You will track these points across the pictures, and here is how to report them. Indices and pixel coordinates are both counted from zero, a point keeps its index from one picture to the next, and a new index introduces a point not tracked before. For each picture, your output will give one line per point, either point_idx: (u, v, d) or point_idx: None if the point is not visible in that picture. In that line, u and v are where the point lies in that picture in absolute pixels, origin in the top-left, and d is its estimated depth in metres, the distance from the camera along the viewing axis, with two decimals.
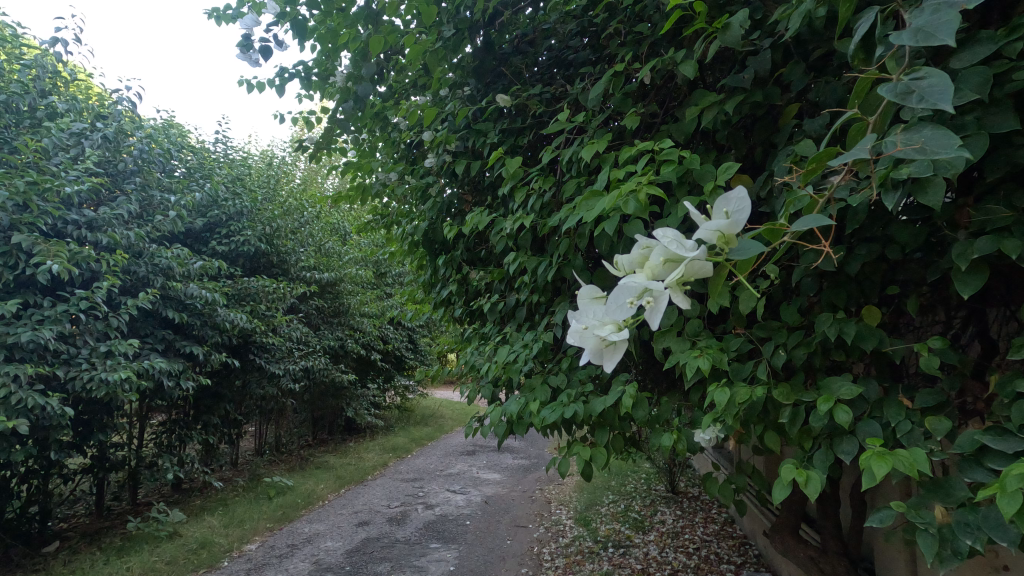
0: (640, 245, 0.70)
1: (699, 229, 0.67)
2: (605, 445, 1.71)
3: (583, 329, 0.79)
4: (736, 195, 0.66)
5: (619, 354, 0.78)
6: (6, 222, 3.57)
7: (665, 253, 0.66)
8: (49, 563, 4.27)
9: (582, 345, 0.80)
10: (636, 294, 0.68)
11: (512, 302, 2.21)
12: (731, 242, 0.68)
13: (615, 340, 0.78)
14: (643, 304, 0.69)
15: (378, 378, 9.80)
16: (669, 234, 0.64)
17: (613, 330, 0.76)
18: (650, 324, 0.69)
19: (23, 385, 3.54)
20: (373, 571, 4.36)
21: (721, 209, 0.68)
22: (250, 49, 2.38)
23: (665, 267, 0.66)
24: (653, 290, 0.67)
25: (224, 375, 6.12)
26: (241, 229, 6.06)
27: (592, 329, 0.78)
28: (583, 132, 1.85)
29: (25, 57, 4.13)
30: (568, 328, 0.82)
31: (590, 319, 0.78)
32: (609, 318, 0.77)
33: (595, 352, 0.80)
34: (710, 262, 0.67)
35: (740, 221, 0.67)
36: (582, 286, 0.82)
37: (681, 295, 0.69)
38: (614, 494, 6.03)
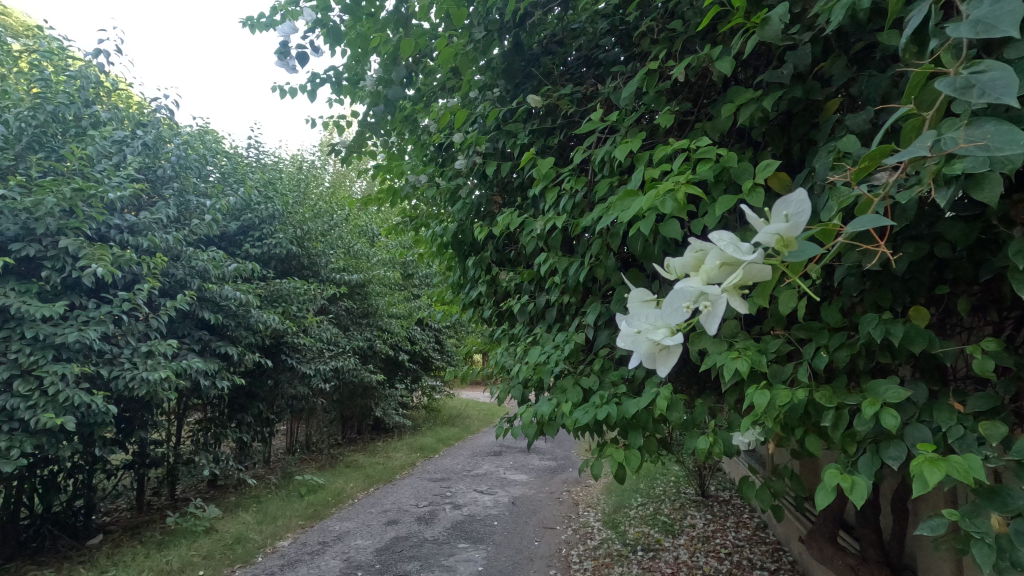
0: (693, 249, 0.70)
1: (758, 232, 0.67)
2: (639, 447, 1.69)
3: (635, 333, 0.78)
4: (795, 198, 0.65)
5: (673, 358, 0.77)
6: (54, 228, 3.72)
7: (721, 256, 0.65)
8: (94, 555, 4.43)
9: (635, 349, 0.80)
10: (692, 298, 0.67)
11: (541, 302, 2.21)
12: (791, 245, 0.66)
13: (669, 344, 0.77)
14: (699, 309, 0.68)
15: (406, 379, 9.89)
16: (725, 238, 0.65)
17: (667, 335, 0.75)
18: (706, 329, 0.68)
19: (69, 383, 3.69)
20: (403, 570, 4.39)
21: (780, 213, 0.67)
22: (287, 56, 2.43)
23: (721, 271, 0.65)
24: (710, 295, 0.65)
25: (257, 375, 6.27)
26: (274, 232, 6.20)
27: (645, 332, 0.77)
28: (614, 131, 1.84)
29: (71, 69, 4.29)
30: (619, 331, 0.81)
31: (643, 323, 0.78)
32: (662, 321, 0.76)
33: (647, 357, 0.80)
34: (769, 265, 0.66)
35: (799, 224, 0.66)
36: (632, 289, 0.82)
37: (739, 300, 0.68)
38: (643, 497, 5.97)
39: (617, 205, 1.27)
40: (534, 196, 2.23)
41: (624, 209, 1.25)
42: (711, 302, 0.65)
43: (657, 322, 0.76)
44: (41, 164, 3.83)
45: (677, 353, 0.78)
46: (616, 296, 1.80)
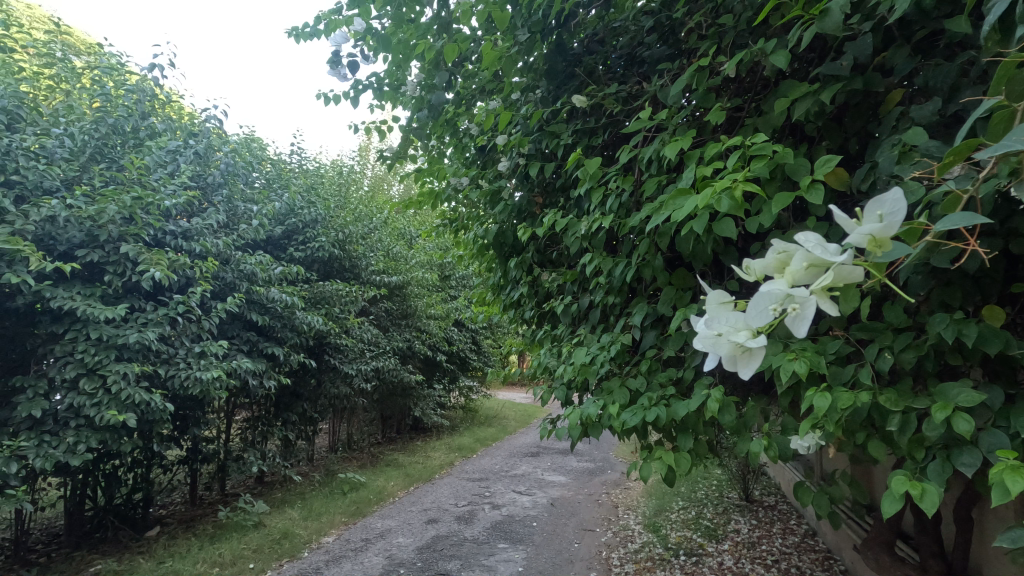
0: (776, 250, 0.70)
1: (848, 233, 0.66)
2: (689, 450, 1.66)
3: (716, 336, 0.77)
4: (890, 197, 0.64)
5: (756, 360, 0.76)
6: (115, 235, 3.91)
7: (807, 258, 0.66)
8: (153, 546, 4.65)
9: (714, 352, 0.79)
10: (778, 300, 0.67)
11: (585, 303, 2.20)
12: (884, 246, 0.65)
13: (751, 347, 0.76)
14: (784, 311, 0.68)
15: (444, 379, 10.00)
16: (812, 239, 0.64)
17: (749, 337, 0.74)
18: (793, 332, 0.67)
19: (130, 381, 3.88)
20: (443, 568, 4.43)
21: (874, 212, 0.65)
22: (339, 65, 2.49)
23: (807, 273, 0.66)
24: (797, 296, 0.65)
25: (302, 375, 6.44)
26: (316, 235, 6.36)
27: (726, 335, 0.76)
28: (662, 130, 1.82)
29: (129, 83, 4.52)
30: (695, 333, 0.81)
31: (723, 326, 0.77)
32: (744, 323, 0.75)
33: (728, 359, 0.79)
34: (860, 266, 0.65)
35: (893, 224, 0.64)
36: (708, 291, 0.79)
37: (827, 302, 0.67)
38: (685, 500, 5.87)
39: (670, 203, 1.26)
40: (578, 196, 2.22)
41: (678, 207, 1.23)
42: (799, 304, 0.65)
43: (737, 324, 0.75)
44: (103, 175, 4.04)
45: (760, 356, 0.77)
46: (664, 296, 1.78)
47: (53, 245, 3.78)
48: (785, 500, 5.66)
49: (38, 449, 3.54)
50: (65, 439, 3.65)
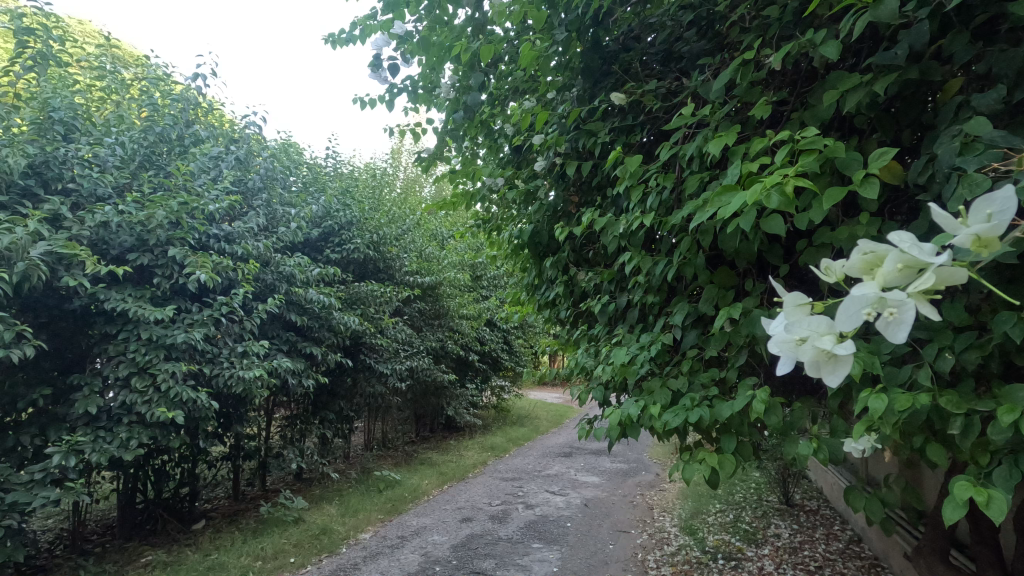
0: (864, 252, 0.68)
1: (952, 234, 0.64)
2: (733, 452, 1.62)
3: (798, 341, 0.75)
4: (1001, 195, 0.61)
5: (843, 367, 0.73)
6: (163, 239, 4.07)
7: (901, 259, 0.64)
8: (199, 538, 4.82)
9: (795, 358, 0.77)
10: (871, 304, 0.65)
11: (622, 302, 2.17)
12: (990, 247, 0.63)
13: (837, 353, 0.73)
14: (876, 315, 0.66)
15: (477, 379, 10.05)
16: (906, 239, 0.63)
17: (835, 342, 0.72)
18: (889, 338, 0.65)
19: (178, 380, 4.03)
20: (479, 567, 4.46)
21: (980, 212, 0.63)
22: (379, 68, 2.53)
23: (901, 275, 0.64)
24: (893, 300, 0.63)
25: (339, 374, 6.58)
26: (352, 237, 6.48)
27: (809, 341, 0.74)
28: (703, 126, 1.78)
29: (174, 92, 4.69)
30: (770, 338, 0.80)
31: (805, 330, 0.74)
32: (829, 327, 0.73)
33: (810, 365, 0.76)
34: (964, 268, 0.63)
35: (1003, 224, 0.61)
36: (785, 294, 0.78)
37: (925, 305, 0.66)
38: (722, 503, 5.76)
39: (715, 199, 1.23)
40: (616, 195, 2.20)
41: (723, 204, 1.20)
42: (897, 308, 0.63)
43: (821, 328, 0.73)
44: (152, 182, 4.20)
45: (846, 362, 0.75)
46: (704, 295, 1.75)
47: (106, 250, 3.95)
48: (828, 505, 5.49)
49: (94, 444, 3.71)
50: (118, 434, 3.81)
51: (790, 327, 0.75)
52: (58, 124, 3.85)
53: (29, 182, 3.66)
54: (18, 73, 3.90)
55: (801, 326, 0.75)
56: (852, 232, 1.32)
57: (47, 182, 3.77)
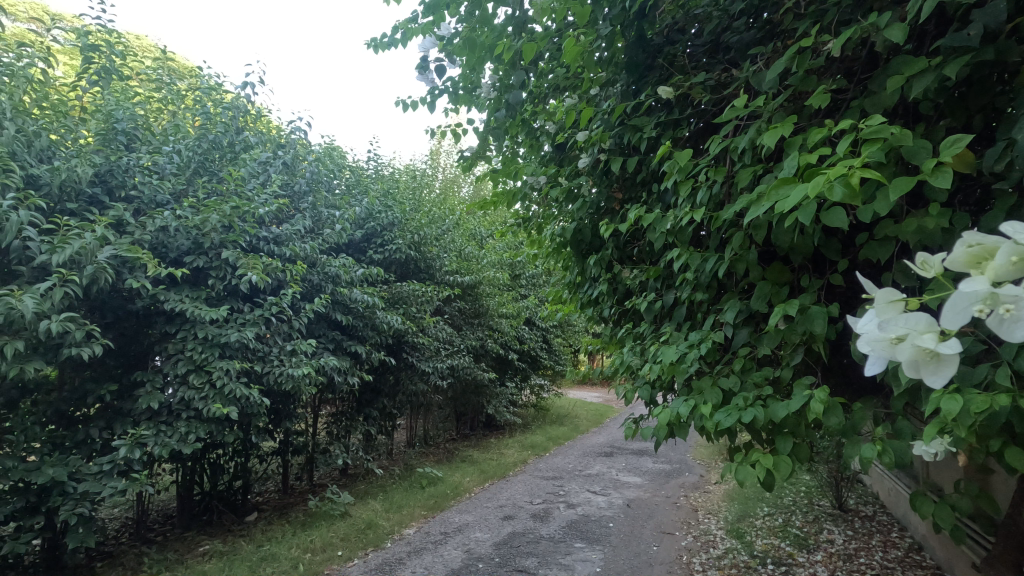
0: (967, 244, 0.65)
1: None
2: (788, 454, 1.57)
3: (894, 339, 0.72)
4: None
5: (947, 367, 0.70)
6: (217, 242, 4.24)
7: (1014, 252, 0.60)
8: (252, 530, 5.01)
9: (892, 357, 0.73)
10: (982, 301, 0.62)
11: (669, 300, 2.13)
12: None
13: (940, 351, 0.70)
14: (987, 313, 0.63)
15: (516, 377, 10.07)
16: None
17: (938, 340, 0.68)
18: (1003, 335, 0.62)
19: (232, 377, 4.20)
20: (521, 565, 4.47)
21: None
22: (426, 70, 2.57)
23: (1014, 269, 0.61)
24: (1008, 296, 0.60)
25: (382, 372, 6.72)
26: (393, 238, 6.60)
27: (908, 339, 0.70)
28: (754, 118, 1.74)
29: (225, 101, 4.88)
30: (860, 336, 0.77)
31: (902, 328, 0.71)
32: (930, 324, 0.69)
33: (908, 365, 0.73)
34: None
35: None
36: (876, 290, 0.74)
37: None
38: (770, 506, 5.59)
39: (772, 192, 1.19)
40: (663, 190, 2.16)
41: (781, 197, 1.16)
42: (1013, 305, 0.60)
43: (920, 326, 0.70)
44: (206, 187, 4.39)
45: (950, 362, 0.71)
46: (757, 292, 1.69)
47: (165, 252, 4.13)
48: (885, 511, 5.25)
49: (156, 438, 3.89)
50: (178, 429, 3.99)
51: (885, 324, 0.72)
52: (121, 134, 4.07)
53: (96, 190, 3.89)
54: (85, 88, 4.15)
55: (898, 324, 0.71)
56: (920, 224, 1.25)
57: (112, 190, 3.99)
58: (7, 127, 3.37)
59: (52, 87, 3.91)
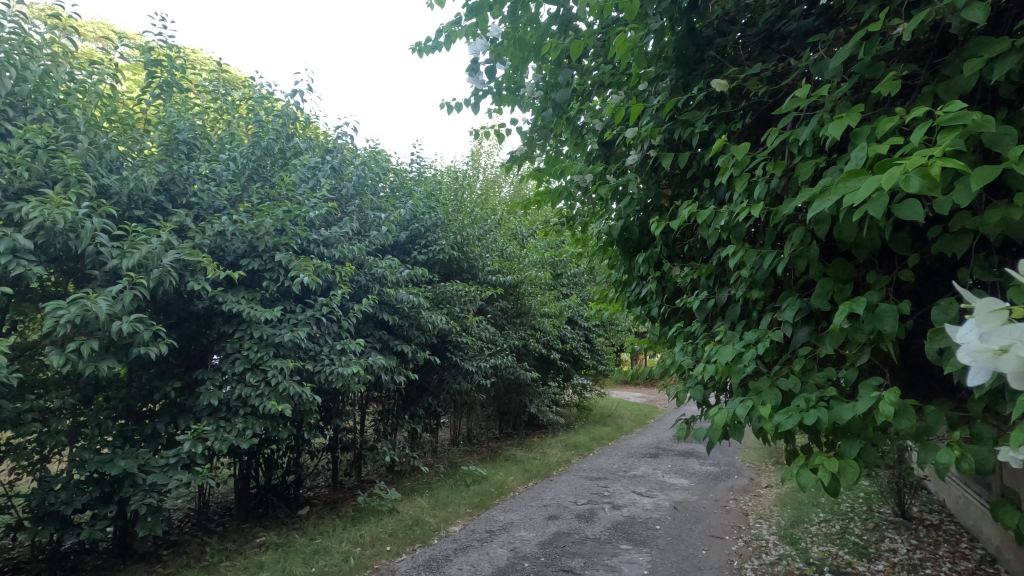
0: None
1: None
2: (855, 458, 1.51)
3: (996, 351, 0.67)
4: None
5: None
6: (271, 245, 4.39)
7: None
8: (304, 523, 5.18)
9: (995, 369, 0.68)
10: None
11: (723, 298, 2.08)
12: None
13: None
14: None
15: (559, 377, 10.04)
16: None
17: None
18: None
19: (285, 375, 4.34)
20: (568, 565, 4.45)
21: None
22: (476, 72, 2.59)
23: None
24: None
25: (427, 371, 6.82)
26: (437, 239, 6.69)
27: (1014, 349, 0.65)
28: (815, 109, 1.68)
29: (277, 109, 5.06)
30: (960, 347, 0.72)
31: (1007, 338, 0.66)
32: None
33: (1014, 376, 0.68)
34: None
35: None
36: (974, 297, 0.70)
37: None
38: (826, 512, 5.38)
39: (840, 185, 1.14)
40: (716, 186, 2.11)
41: (850, 190, 1.11)
42: None
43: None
44: (260, 193, 4.56)
45: None
46: (818, 288, 1.63)
47: (223, 256, 4.31)
48: (952, 519, 4.97)
49: (216, 433, 4.07)
50: (236, 425, 4.16)
51: (986, 335, 0.67)
52: (182, 145, 4.29)
53: (160, 198, 4.10)
54: (149, 101, 4.40)
55: (1000, 334, 0.67)
56: (1002, 216, 1.18)
57: (174, 197, 4.20)
58: (81, 140, 3.60)
59: (119, 102, 4.15)
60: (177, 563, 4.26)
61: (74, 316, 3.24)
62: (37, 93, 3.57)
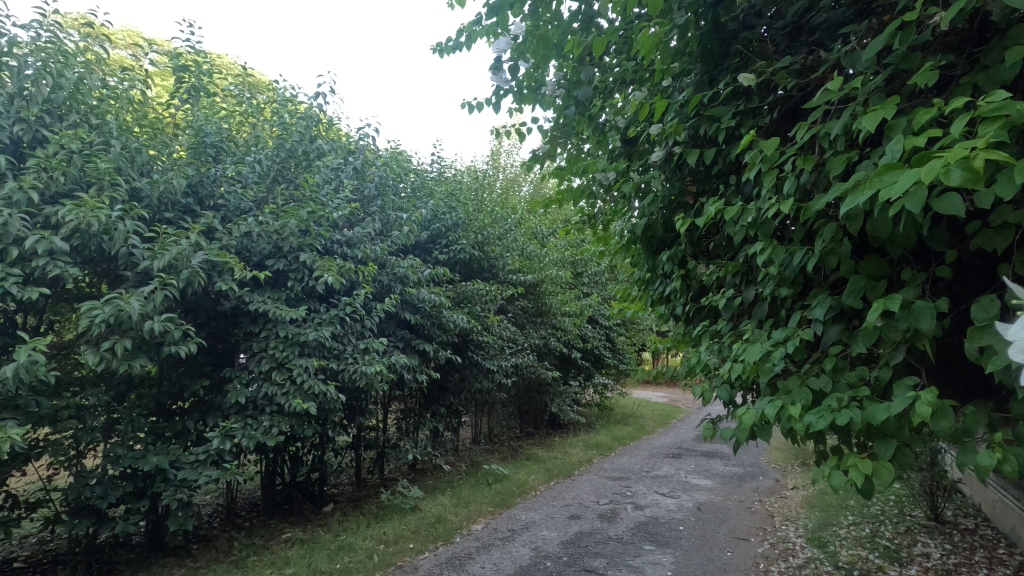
0: None
1: None
2: (889, 460, 1.47)
3: None
4: None
5: None
6: (296, 246, 4.46)
7: None
8: (329, 520, 5.25)
9: None
10: None
11: (750, 296, 2.05)
12: None
13: None
14: None
15: (580, 376, 9.99)
16: None
17: None
18: None
19: (310, 374, 4.40)
20: (591, 565, 4.42)
21: None
22: (499, 70, 2.60)
23: None
24: None
25: (449, 370, 6.85)
26: (458, 238, 6.71)
27: None
28: (847, 102, 1.64)
29: (300, 111, 5.13)
30: (1013, 344, 0.69)
31: None
32: None
33: None
34: None
35: None
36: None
37: None
38: (855, 515, 5.26)
39: (875, 179, 1.11)
40: (743, 182, 2.08)
41: (886, 184, 1.09)
42: None
43: None
44: (285, 195, 4.63)
45: None
46: (849, 286, 1.59)
47: (250, 257, 4.39)
48: (989, 524, 4.81)
49: (243, 430, 4.15)
50: (262, 422, 4.23)
51: None
52: (210, 147, 4.38)
53: (189, 201, 4.19)
54: (177, 105, 4.50)
55: None
56: None
57: (202, 200, 4.30)
58: (114, 145, 3.70)
59: (149, 107, 4.26)
60: (206, 557, 4.35)
61: (108, 316, 3.33)
62: (73, 100, 3.69)
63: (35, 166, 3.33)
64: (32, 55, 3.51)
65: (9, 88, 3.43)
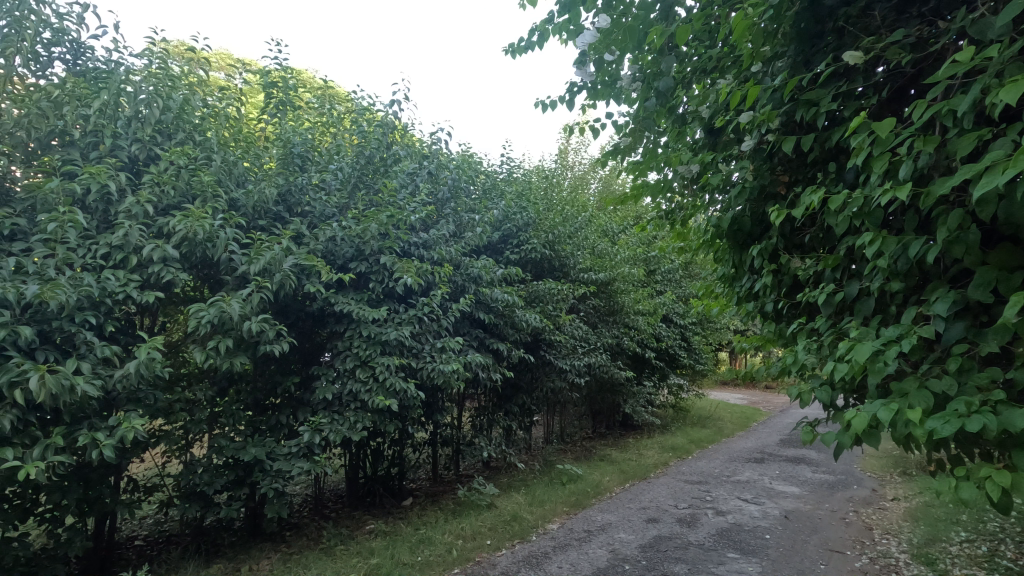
0: None
1: None
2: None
3: None
4: None
5: None
6: (377, 248, 4.62)
7: None
8: (409, 513, 5.43)
9: None
10: None
11: (853, 291, 1.90)
12: None
13: None
14: None
15: (654, 376, 9.73)
16: None
17: None
18: None
19: (392, 371, 4.55)
20: (671, 570, 4.30)
21: None
22: (582, 65, 2.58)
23: None
24: None
25: (522, 369, 6.89)
26: (529, 238, 6.73)
27: None
28: (973, 76, 1.49)
29: (377, 119, 5.33)
30: None
31: None
32: None
33: None
34: None
35: None
36: None
37: None
38: (968, 531, 4.77)
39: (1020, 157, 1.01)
40: (846, 168, 1.94)
41: None
42: None
43: None
44: (366, 199, 4.82)
45: None
46: (976, 278, 1.45)
47: (334, 259, 4.61)
48: None
49: (331, 425, 4.35)
50: (348, 418, 4.43)
51: None
52: (296, 157, 4.67)
53: (280, 208, 4.47)
54: (267, 120, 4.80)
55: None
56: None
57: (291, 207, 4.57)
58: (214, 159, 4.00)
59: (243, 123, 4.57)
60: (299, 544, 4.62)
61: (212, 317, 3.60)
62: (179, 120, 4.02)
63: (150, 181, 3.66)
64: (145, 81, 3.87)
65: (128, 112, 3.78)
